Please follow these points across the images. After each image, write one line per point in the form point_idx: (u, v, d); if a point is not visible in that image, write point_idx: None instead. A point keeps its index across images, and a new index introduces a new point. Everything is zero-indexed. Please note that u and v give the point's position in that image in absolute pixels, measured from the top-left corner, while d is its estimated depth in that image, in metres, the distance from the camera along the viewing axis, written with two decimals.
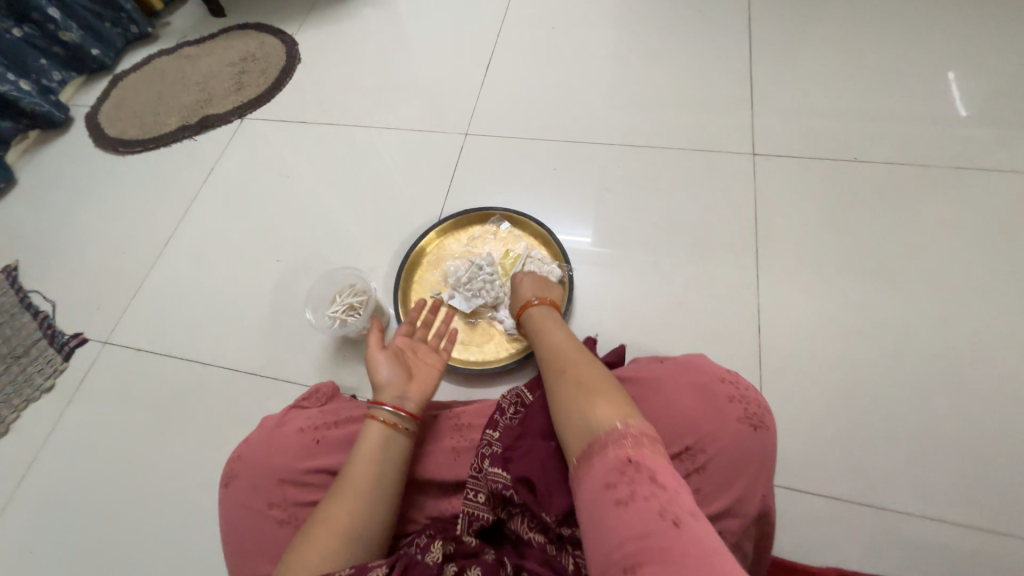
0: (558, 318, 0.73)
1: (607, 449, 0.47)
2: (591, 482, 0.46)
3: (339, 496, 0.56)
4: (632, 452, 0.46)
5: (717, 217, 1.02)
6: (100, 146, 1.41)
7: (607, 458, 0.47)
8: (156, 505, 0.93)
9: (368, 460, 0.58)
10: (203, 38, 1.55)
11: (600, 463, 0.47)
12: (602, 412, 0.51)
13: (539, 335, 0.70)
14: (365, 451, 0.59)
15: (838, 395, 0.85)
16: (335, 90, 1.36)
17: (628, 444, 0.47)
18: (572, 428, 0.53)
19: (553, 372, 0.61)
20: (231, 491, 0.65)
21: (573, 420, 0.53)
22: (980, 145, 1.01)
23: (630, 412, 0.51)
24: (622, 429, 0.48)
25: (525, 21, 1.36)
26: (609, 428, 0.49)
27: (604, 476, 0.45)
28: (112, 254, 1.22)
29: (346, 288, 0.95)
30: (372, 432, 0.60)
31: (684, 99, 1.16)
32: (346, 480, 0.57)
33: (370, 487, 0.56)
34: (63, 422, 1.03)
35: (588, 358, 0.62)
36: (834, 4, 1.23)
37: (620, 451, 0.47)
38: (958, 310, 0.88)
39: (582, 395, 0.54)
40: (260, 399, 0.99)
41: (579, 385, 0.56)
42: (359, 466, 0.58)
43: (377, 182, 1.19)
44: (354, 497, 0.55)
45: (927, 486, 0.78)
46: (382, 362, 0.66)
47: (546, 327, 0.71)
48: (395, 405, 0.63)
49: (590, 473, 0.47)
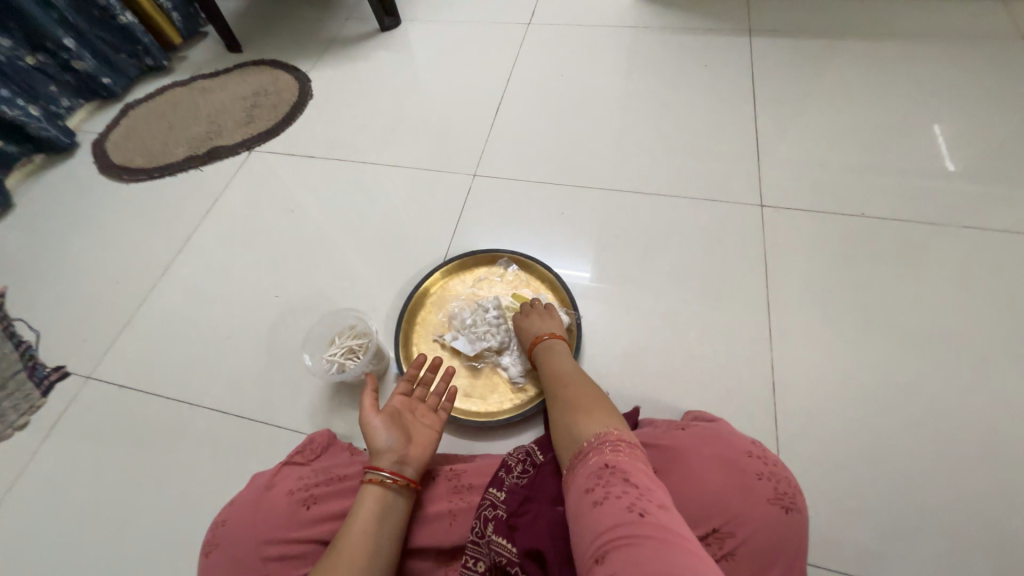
0: (568, 354, 0.80)
1: (589, 455, 0.54)
2: (575, 485, 0.52)
3: (332, 568, 0.52)
4: (611, 457, 0.52)
5: (727, 268, 1.00)
6: (104, 173, 1.40)
7: (588, 463, 0.53)
8: (126, 562, 0.85)
9: (364, 528, 0.55)
10: (217, 72, 1.58)
11: (583, 467, 0.53)
12: (589, 426, 0.58)
13: (548, 364, 0.78)
14: (362, 517, 0.56)
15: (860, 461, 0.80)
16: (346, 127, 1.37)
17: (606, 450, 0.53)
18: (565, 442, 0.59)
19: (557, 396, 0.69)
20: (211, 561, 0.60)
21: (566, 436, 0.59)
22: (986, 205, 1.02)
23: (614, 427, 0.57)
24: (605, 439, 0.54)
25: (535, 68, 1.40)
26: (592, 437, 0.56)
27: (585, 479, 0.51)
28: (105, 283, 1.19)
29: (346, 330, 0.91)
30: (368, 495, 0.58)
31: (691, 149, 1.18)
32: (341, 550, 0.53)
33: (366, 559, 0.53)
34: (34, 464, 0.96)
35: (592, 389, 0.68)
36: (835, 63, 1.28)
37: (599, 456, 0.53)
38: (977, 371, 0.86)
39: (576, 415, 0.61)
40: (248, 445, 0.93)
41: (576, 405, 0.64)
42: (355, 534, 0.55)
43: (384, 219, 1.18)
44: (349, 570, 0.52)
45: (960, 564, 0.73)
46: (379, 425, 0.64)
47: (555, 359, 0.78)
48: (394, 470, 0.60)
49: (575, 479, 0.53)
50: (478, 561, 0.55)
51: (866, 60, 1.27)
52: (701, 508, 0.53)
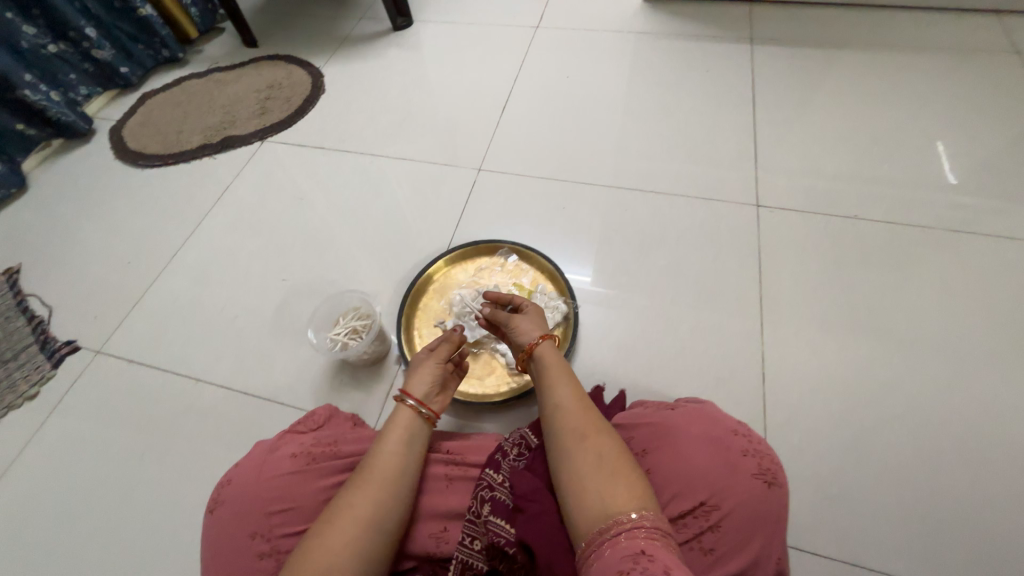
0: (567, 366, 0.65)
1: (621, 536, 0.46)
2: (602, 569, 0.44)
3: (361, 486, 0.56)
4: (647, 543, 0.44)
5: (721, 264, 1.03)
6: (120, 158, 1.44)
7: (621, 546, 0.45)
8: (128, 529, 0.88)
9: (395, 449, 0.60)
10: (233, 65, 1.63)
11: (613, 549, 0.45)
12: (618, 495, 0.49)
13: (545, 382, 0.63)
14: (394, 440, 0.61)
15: (846, 453, 0.82)
16: (356, 121, 1.41)
17: (643, 535, 0.45)
18: (583, 508, 0.50)
19: (563, 435, 0.57)
20: (216, 518, 0.62)
21: (585, 499, 0.50)
22: (976, 212, 1.04)
23: (646, 501, 0.49)
24: (637, 519, 0.46)
25: (541, 69, 1.44)
26: (624, 516, 0.47)
27: (616, 563, 0.43)
28: (118, 263, 1.22)
29: (351, 311, 0.94)
30: (399, 424, 0.62)
31: (690, 150, 1.21)
32: (371, 468, 0.57)
33: (394, 479, 0.57)
34: (41, 433, 0.99)
35: (604, 426, 0.58)
36: (833, 73, 1.31)
37: (634, 541, 0.45)
38: (963, 371, 0.88)
39: (598, 473, 0.52)
40: (251, 421, 0.96)
41: (597, 456, 0.54)
42: (386, 454, 0.59)
43: (390, 209, 1.21)
44: (382, 486, 0.56)
45: (940, 555, 0.75)
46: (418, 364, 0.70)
47: (553, 374, 0.63)
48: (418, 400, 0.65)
49: (601, 561, 0.45)
50: (475, 540, 0.56)
51: (864, 70, 1.30)
52: (688, 482, 0.54)
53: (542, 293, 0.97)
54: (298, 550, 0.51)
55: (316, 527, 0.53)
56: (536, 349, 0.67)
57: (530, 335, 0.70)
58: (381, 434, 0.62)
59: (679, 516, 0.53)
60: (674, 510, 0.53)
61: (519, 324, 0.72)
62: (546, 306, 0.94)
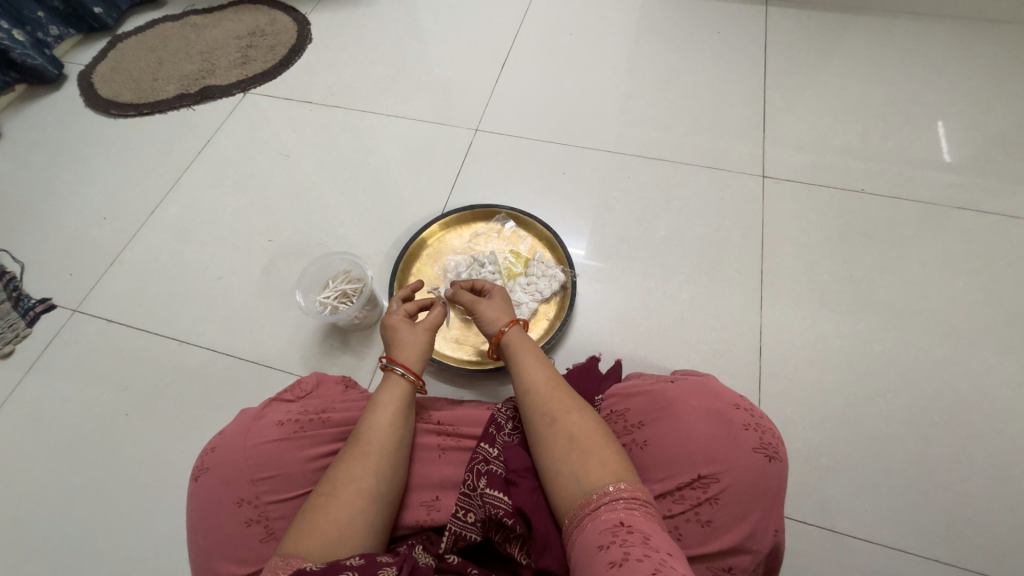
0: (537, 348, 0.63)
1: (600, 510, 0.45)
2: (583, 543, 0.44)
3: (355, 456, 0.55)
4: (627, 514, 0.44)
5: (723, 237, 1.01)
6: (91, 106, 1.34)
7: (600, 520, 0.45)
8: (116, 489, 0.87)
9: (389, 420, 0.58)
10: (212, 8, 1.50)
11: (594, 523, 0.45)
12: (597, 470, 0.49)
13: (515, 367, 0.61)
14: (385, 409, 0.59)
15: (836, 427, 0.83)
16: (345, 75, 1.33)
17: (621, 506, 0.45)
18: (564, 483, 0.50)
19: (535, 418, 0.56)
20: (201, 485, 0.60)
21: (564, 474, 0.50)
22: (983, 189, 1.03)
23: (623, 472, 0.49)
24: (614, 491, 0.46)
25: (545, 24, 1.35)
26: (601, 491, 0.47)
27: (597, 540, 0.43)
28: (93, 219, 1.16)
29: (340, 275, 0.91)
30: (389, 396, 0.60)
31: (697, 117, 1.16)
32: (367, 438, 0.56)
33: (392, 450, 0.56)
34: (20, 393, 0.96)
35: (575, 400, 0.56)
36: (851, 39, 1.25)
37: (613, 513, 0.45)
38: (957, 348, 0.88)
39: (578, 449, 0.51)
40: (238, 384, 0.93)
41: (576, 432, 0.52)
42: (380, 426, 0.57)
43: (381, 170, 1.15)
44: (380, 455, 0.55)
45: (919, 521, 0.77)
46: (398, 329, 0.67)
47: (521, 361, 0.61)
48: (404, 365, 0.63)
49: (583, 535, 0.45)
50: (470, 513, 0.54)
51: (880, 37, 1.25)
52: (687, 456, 0.54)
53: (540, 262, 0.93)
54: (300, 521, 0.50)
55: (316, 500, 0.52)
56: (503, 336, 0.64)
57: (497, 322, 0.67)
58: (374, 404, 0.59)
59: (675, 488, 0.53)
60: (670, 482, 0.54)
61: (483, 313, 0.68)
62: (543, 275, 0.91)
